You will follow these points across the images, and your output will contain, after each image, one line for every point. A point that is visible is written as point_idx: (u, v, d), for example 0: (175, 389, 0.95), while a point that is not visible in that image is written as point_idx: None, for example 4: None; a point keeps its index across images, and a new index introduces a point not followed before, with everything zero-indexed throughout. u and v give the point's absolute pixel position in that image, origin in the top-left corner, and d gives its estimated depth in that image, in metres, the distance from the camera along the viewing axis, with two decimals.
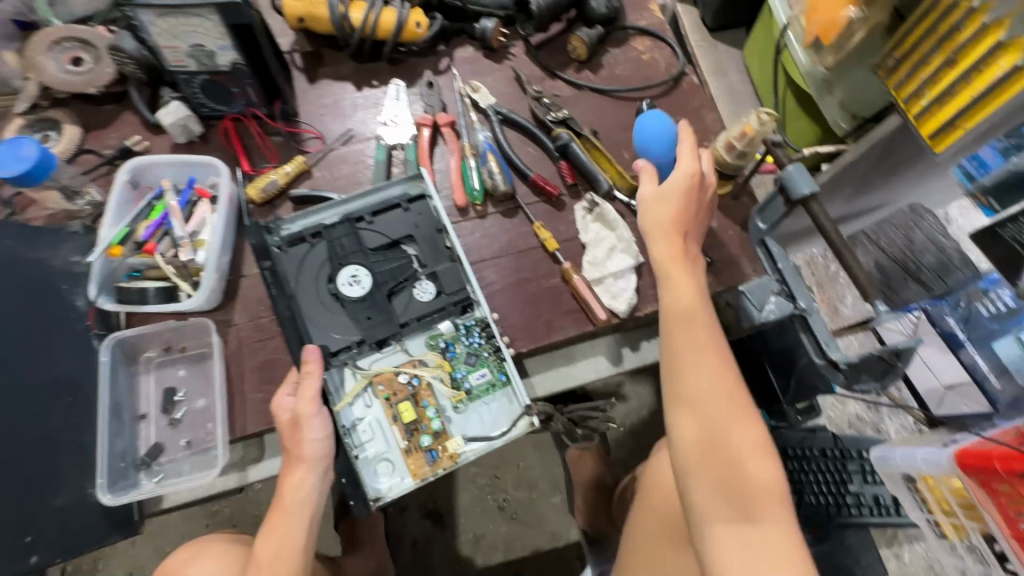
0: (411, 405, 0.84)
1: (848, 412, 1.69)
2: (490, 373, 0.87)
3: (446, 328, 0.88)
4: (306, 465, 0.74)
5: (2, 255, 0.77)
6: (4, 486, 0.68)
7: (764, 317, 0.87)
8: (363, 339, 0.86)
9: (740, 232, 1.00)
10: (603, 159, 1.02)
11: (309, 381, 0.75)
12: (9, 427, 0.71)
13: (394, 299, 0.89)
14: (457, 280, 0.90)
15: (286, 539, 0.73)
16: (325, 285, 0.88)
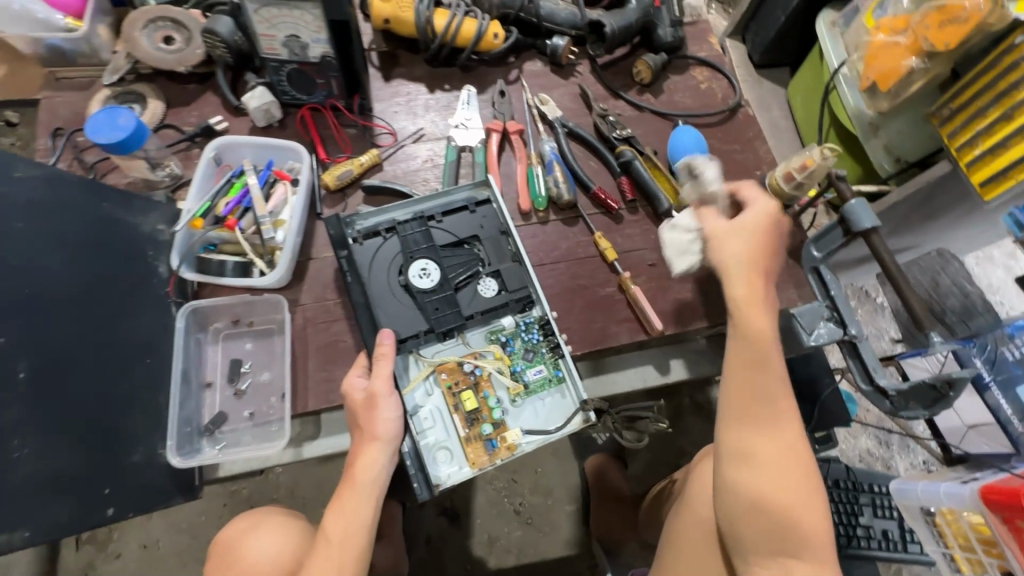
0: (472, 394, 0.85)
1: (859, 446, 1.72)
2: (546, 369, 0.88)
3: (508, 323, 0.90)
4: (379, 442, 0.77)
5: (102, 217, 0.80)
6: (92, 437, 0.70)
7: (814, 342, 0.90)
8: (429, 329, 0.88)
9: (788, 259, 1.06)
10: (663, 179, 1.08)
11: (383, 364, 0.79)
12: (98, 381, 0.73)
13: (460, 294, 0.91)
14: (519, 278, 0.92)
15: (355, 513, 0.77)
16: (396, 277, 0.90)
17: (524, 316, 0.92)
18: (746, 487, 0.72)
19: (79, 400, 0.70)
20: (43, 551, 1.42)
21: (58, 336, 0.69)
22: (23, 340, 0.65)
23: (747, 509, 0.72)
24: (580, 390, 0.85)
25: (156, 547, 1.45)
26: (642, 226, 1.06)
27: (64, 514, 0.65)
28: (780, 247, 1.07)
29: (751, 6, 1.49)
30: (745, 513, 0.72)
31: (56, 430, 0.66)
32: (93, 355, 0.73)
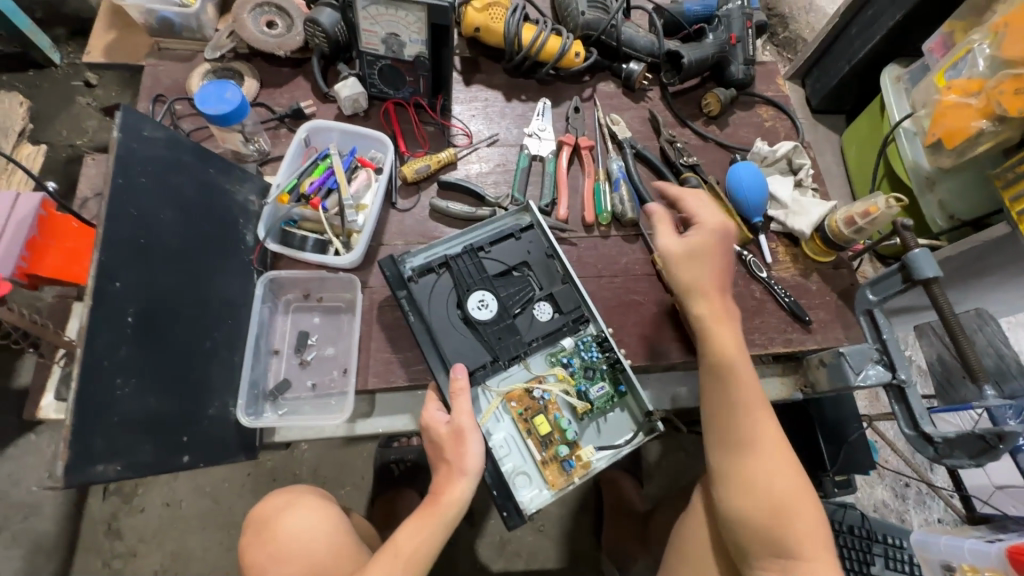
0: (544, 418, 0.89)
1: (875, 495, 1.72)
2: (608, 385, 0.91)
3: (567, 345, 0.93)
4: (467, 477, 0.81)
5: (206, 182, 0.85)
6: (177, 385, 0.74)
7: (862, 381, 0.92)
8: (494, 359, 0.90)
9: (836, 299, 1.09)
10: (724, 208, 1.12)
11: (461, 399, 0.83)
12: (187, 335, 0.78)
13: (518, 322, 0.92)
14: (574, 300, 0.94)
15: (427, 531, 0.82)
16: (455, 311, 0.91)
17: (582, 334, 0.94)
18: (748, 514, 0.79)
19: (171, 349, 0.75)
20: (72, 496, 1.46)
21: (160, 288, 0.74)
22: (132, 287, 0.70)
23: (751, 532, 0.79)
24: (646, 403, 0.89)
25: (178, 507, 1.48)
26: None
27: (149, 454, 0.69)
28: (831, 287, 1.10)
29: (816, 52, 1.53)
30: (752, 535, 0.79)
31: (148, 375, 0.70)
32: (186, 310, 0.78)
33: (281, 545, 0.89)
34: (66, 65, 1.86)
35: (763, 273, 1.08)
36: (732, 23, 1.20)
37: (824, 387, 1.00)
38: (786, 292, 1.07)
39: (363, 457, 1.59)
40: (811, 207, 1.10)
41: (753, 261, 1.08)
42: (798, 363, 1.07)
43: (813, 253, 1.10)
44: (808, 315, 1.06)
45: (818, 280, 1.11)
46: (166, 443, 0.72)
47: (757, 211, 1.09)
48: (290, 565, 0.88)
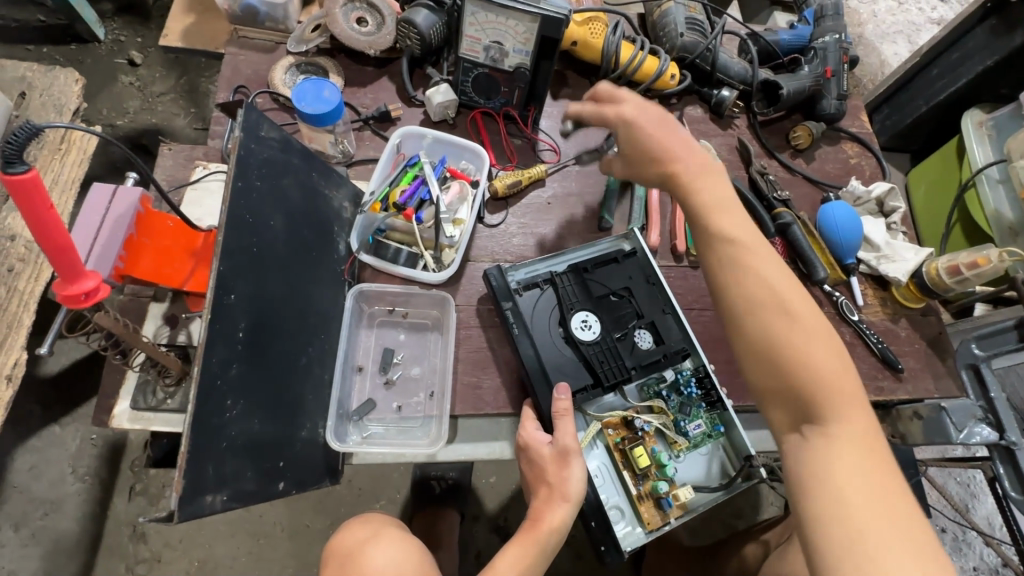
0: (643, 451, 0.84)
1: None
2: (706, 425, 0.86)
3: (668, 376, 0.88)
4: (568, 503, 0.76)
5: (309, 186, 0.80)
6: (277, 406, 0.69)
7: (964, 440, 0.89)
8: (597, 383, 0.86)
9: (926, 348, 1.06)
10: (818, 248, 1.09)
11: (565, 424, 0.79)
12: (287, 349, 0.73)
13: (618, 348, 0.88)
14: (676, 330, 0.90)
15: (525, 559, 0.75)
16: (557, 329, 0.88)
17: (680, 367, 0.89)
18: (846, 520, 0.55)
19: (274, 367, 0.70)
20: (97, 495, 1.39)
21: (267, 300, 0.70)
22: (244, 299, 0.65)
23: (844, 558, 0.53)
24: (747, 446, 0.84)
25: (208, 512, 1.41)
26: None
27: (251, 482, 0.64)
28: (920, 334, 1.07)
29: (891, 89, 1.50)
30: (817, 542, 0.55)
31: (254, 395, 0.65)
32: (287, 324, 0.73)
33: None
34: (110, 41, 1.79)
35: (854, 316, 1.05)
36: (829, 57, 1.17)
37: (917, 440, 0.97)
38: (879, 339, 1.04)
39: (400, 469, 1.54)
40: (903, 252, 1.08)
41: (845, 303, 1.06)
42: (885, 412, 1.05)
43: (903, 298, 1.08)
44: (899, 362, 1.03)
45: (907, 327, 1.08)
46: (265, 469, 0.67)
47: (851, 251, 1.06)
48: None
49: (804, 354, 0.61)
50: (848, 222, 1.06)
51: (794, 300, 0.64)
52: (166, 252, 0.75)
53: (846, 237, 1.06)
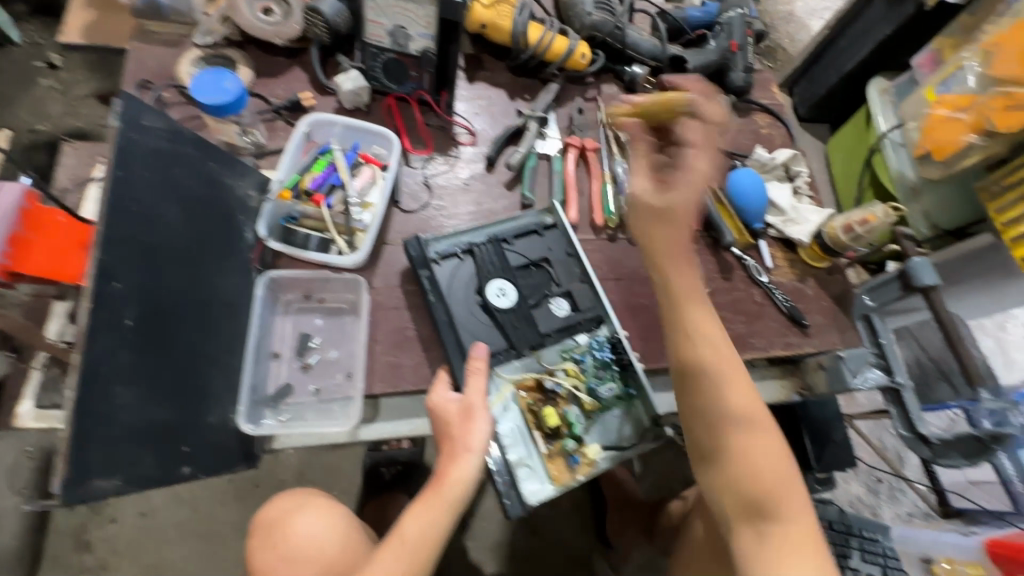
0: (553, 410, 0.87)
1: (851, 491, 1.77)
2: (617, 387, 0.90)
3: (582, 341, 0.92)
4: (471, 455, 0.79)
5: (206, 175, 0.80)
6: (178, 393, 0.70)
7: (860, 383, 0.95)
8: (510, 347, 0.90)
9: (832, 304, 1.11)
10: (727, 214, 1.13)
11: (476, 381, 0.82)
12: (188, 337, 0.73)
13: (534, 316, 0.93)
14: (591, 297, 0.94)
15: (432, 516, 0.80)
16: (473, 295, 0.92)
17: (596, 334, 0.93)
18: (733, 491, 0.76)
19: (173, 356, 0.70)
20: (36, 507, 1.36)
21: (163, 289, 0.70)
22: (132, 288, 0.65)
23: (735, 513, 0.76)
24: (655, 405, 0.88)
25: (156, 516, 1.40)
26: (701, 255, 1.12)
27: (150, 468, 0.65)
28: (827, 291, 1.13)
29: (806, 62, 1.56)
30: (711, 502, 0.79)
31: (149, 383, 0.66)
32: (189, 313, 0.74)
33: (288, 550, 0.89)
34: (27, 44, 1.73)
35: (763, 278, 1.10)
36: (734, 31, 1.21)
37: (821, 389, 1.03)
38: (786, 298, 1.10)
39: (351, 461, 1.54)
40: (807, 215, 1.13)
41: (753, 265, 1.11)
42: (797, 365, 1.11)
43: (810, 259, 1.13)
44: (806, 319, 1.09)
45: (815, 285, 1.13)
46: (166, 455, 0.67)
47: (758, 216, 1.11)
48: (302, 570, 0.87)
49: (711, 371, 0.77)
50: (753, 187, 1.10)
51: (690, 311, 0.77)
52: (62, 251, 0.78)
53: (750, 203, 1.10)
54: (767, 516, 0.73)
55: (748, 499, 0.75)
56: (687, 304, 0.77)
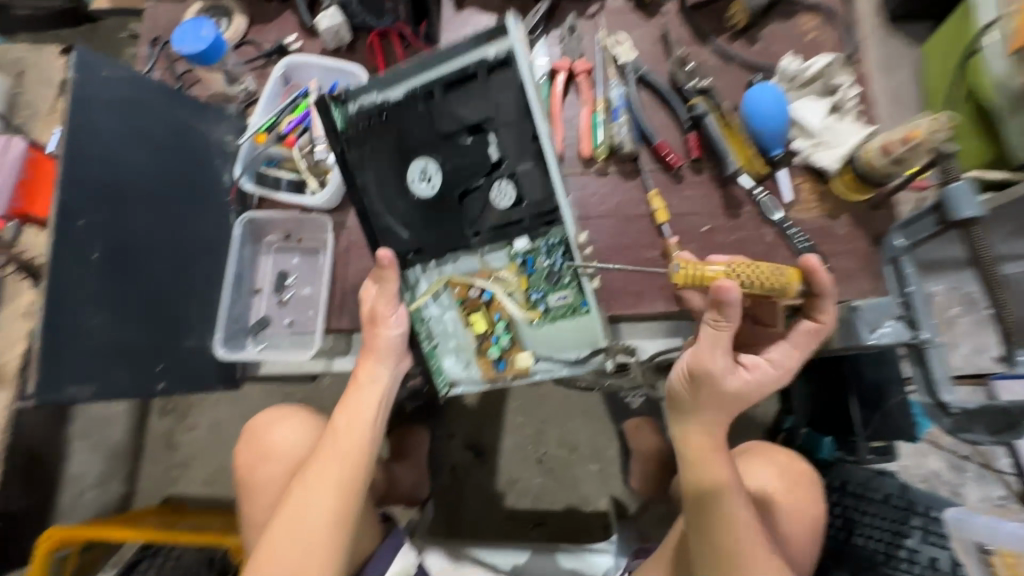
0: (482, 313, 0.89)
1: (927, 466, 1.53)
2: (571, 297, 0.85)
3: (524, 243, 0.83)
4: (379, 353, 0.87)
5: (177, 123, 0.87)
6: (153, 321, 0.81)
7: (874, 340, 0.80)
8: (428, 245, 0.86)
9: (867, 246, 0.93)
10: (736, 139, 0.98)
11: (388, 283, 0.84)
12: (161, 271, 0.83)
13: (466, 204, 0.83)
14: (540, 189, 0.79)
15: (360, 412, 0.87)
16: (395, 175, 0.84)
17: (547, 237, 0.82)
18: None
19: (143, 286, 0.80)
20: (137, 412, 1.66)
21: (130, 228, 0.79)
22: (97, 225, 0.74)
23: None
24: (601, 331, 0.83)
25: (225, 427, 1.65)
26: (703, 189, 0.98)
27: (123, 380, 0.76)
28: (864, 231, 0.94)
29: None
30: None
31: (119, 309, 0.76)
32: (158, 250, 0.83)
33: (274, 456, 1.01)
34: None
35: (776, 216, 0.94)
36: None
37: (834, 345, 0.88)
38: (803, 238, 0.94)
39: None
40: (844, 136, 0.93)
41: (767, 201, 0.95)
42: None
43: (843, 191, 0.94)
44: (827, 263, 0.93)
45: (848, 224, 0.95)
46: (140, 371, 0.78)
47: (777, 140, 0.94)
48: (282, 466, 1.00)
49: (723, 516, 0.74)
50: (771, 105, 0.93)
51: (701, 447, 0.77)
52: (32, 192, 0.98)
53: (765, 125, 0.93)
54: None
55: None
56: (709, 463, 0.76)
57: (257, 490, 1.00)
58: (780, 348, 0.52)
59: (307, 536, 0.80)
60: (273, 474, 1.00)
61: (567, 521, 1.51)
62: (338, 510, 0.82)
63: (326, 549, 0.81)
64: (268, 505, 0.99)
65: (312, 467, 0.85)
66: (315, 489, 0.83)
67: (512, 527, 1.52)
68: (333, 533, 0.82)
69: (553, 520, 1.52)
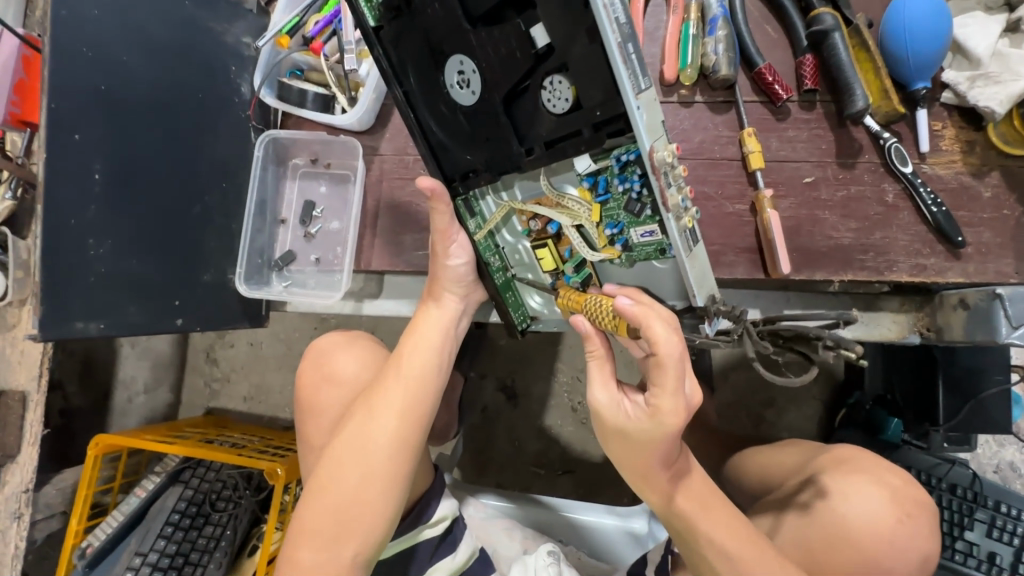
0: (550, 250, 0.67)
1: (1003, 455, 1.32)
2: (660, 235, 0.58)
3: (586, 166, 0.56)
4: (447, 289, 0.73)
5: (184, 18, 0.78)
6: (164, 253, 0.76)
7: (1019, 340, 0.65)
8: (489, 167, 0.61)
9: (1016, 215, 0.74)
10: (868, 66, 0.76)
11: (439, 216, 0.67)
12: (168, 195, 0.76)
13: (514, 113, 0.57)
14: (602, 84, 0.49)
15: (429, 337, 0.72)
16: (435, 82, 0.59)
17: (619, 150, 0.53)
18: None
19: (154, 211, 0.75)
20: None
21: (132, 147, 0.72)
22: (94, 140, 0.68)
23: None
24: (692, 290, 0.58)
25: (260, 348, 1.59)
26: (811, 129, 0.79)
27: (136, 315, 0.73)
28: (1017, 196, 0.75)
29: None
30: None
31: (127, 235, 0.72)
32: (171, 171, 0.76)
33: (321, 391, 0.78)
34: None
35: (907, 167, 0.75)
36: None
37: (955, 336, 0.73)
38: (936, 198, 0.74)
39: None
40: (1019, 68, 0.71)
41: (896, 149, 0.76)
42: (932, 298, 0.78)
43: (1000, 141, 0.74)
44: (963, 234, 0.74)
45: (996, 184, 0.75)
46: (155, 306, 0.75)
47: (924, 71, 0.73)
48: (331, 404, 0.77)
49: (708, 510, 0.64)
50: (925, 20, 0.71)
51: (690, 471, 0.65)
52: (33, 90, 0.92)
53: (911, 47, 0.72)
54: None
55: None
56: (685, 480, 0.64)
57: (309, 415, 0.78)
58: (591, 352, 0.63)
59: (370, 462, 0.64)
60: (332, 403, 0.77)
61: (599, 473, 1.40)
62: (407, 436, 0.66)
63: (389, 479, 0.64)
64: (321, 436, 0.76)
65: (377, 389, 0.68)
66: (381, 409, 0.66)
67: (539, 472, 1.43)
68: (399, 462, 0.65)
69: (583, 469, 1.41)
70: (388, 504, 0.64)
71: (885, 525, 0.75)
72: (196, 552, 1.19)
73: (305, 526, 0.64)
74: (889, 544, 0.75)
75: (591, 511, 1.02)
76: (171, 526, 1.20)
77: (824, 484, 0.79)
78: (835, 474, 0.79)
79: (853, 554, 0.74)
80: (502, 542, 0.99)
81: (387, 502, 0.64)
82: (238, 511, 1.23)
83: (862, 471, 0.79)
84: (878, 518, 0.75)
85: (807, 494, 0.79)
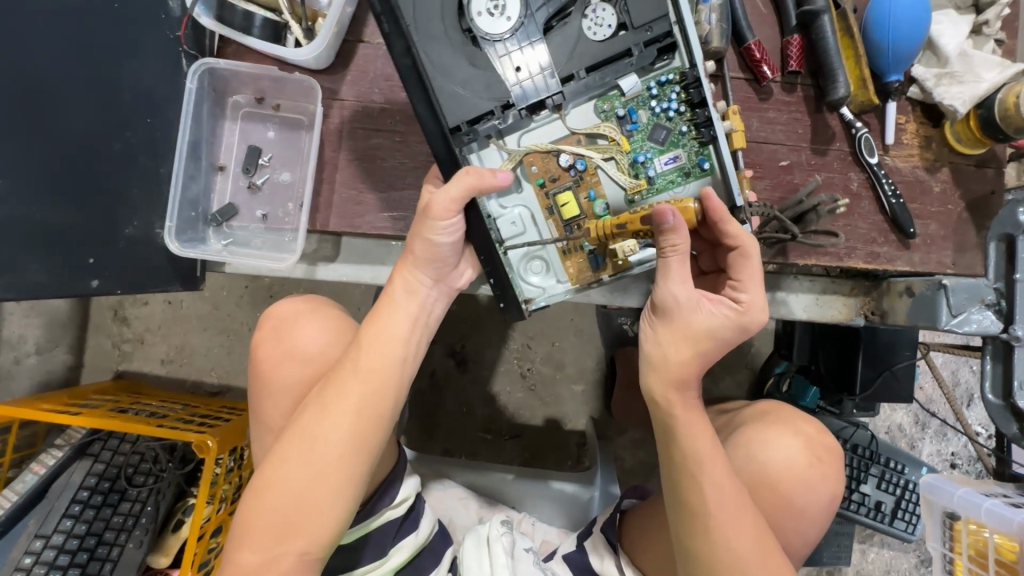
0: (572, 194, 0.71)
1: (893, 419, 1.46)
2: (684, 157, 0.70)
3: (630, 87, 0.68)
4: (421, 267, 0.65)
5: None
6: (75, 197, 0.64)
7: (958, 328, 0.72)
8: (517, 97, 0.66)
9: (959, 210, 0.79)
10: (850, 52, 0.77)
11: (452, 187, 0.60)
12: (81, 127, 0.64)
13: (551, 45, 0.66)
14: (648, 5, 0.63)
15: (394, 329, 0.63)
16: (456, 23, 0.65)
17: (655, 75, 0.68)
18: (713, 514, 0.61)
19: (60, 151, 0.63)
20: None
21: (21, 63, 0.58)
22: None
23: (695, 537, 0.62)
24: (735, 196, 0.68)
25: (180, 305, 1.40)
26: (791, 111, 0.80)
27: (42, 275, 0.61)
28: (961, 192, 0.80)
29: None
30: (688, 540, 0.63)
31: (27, 176, 0.60)
32: (81, 102, 0.64)
33: (276, 370, 0.70)
34: None
35: (873, 158, 0.78)
36: None
37: (898, 320, 0.79)
38: (895, 190, 0.78)
39: None
40: (980, 70, 0.75)
41: (866, 139, 0.78)
42: (880, 283, 0.83)
43: (954, 139, 0.78)
44: (914, 226, 0.78)
45: (945, 180, 0.80)
46: (65, 263, 0.64)
47: (900, 63, 0.75)
48: (288, 384, 0.70)
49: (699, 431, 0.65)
50: (909, 11, 0.73)
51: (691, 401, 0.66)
52: None
53: (892, 37, 0.74)
54: (708, 532, 0.61)
55: (699, 530, 0.62)
56: (677, 411, 0.65)
57: (266, 393, 0.71)
58: (666, 246, 0.62)
59: (320, 461, 0.58)
60: (291, 385, 0.70)
61: (546, 439, 1.41)
62: (364, 435, 0.60)
63: (341, 480, 0.59)
64: (278, 416, 0.70)
65: (333, 382, 0.61)
66: (335, 407, 0.60)
67: (486, 438, 1.41)
68: (353, 467, 0.60)
69: (530, 435, 1.41)
70: (342, 505, 0.59)
71: (819, 479, 0.77)
72: (111, 531, 1.07)
73: (251, 523, 0.58)
74: (803, 484, 0.76)
75: (567, 480, 1.06)
76: (79, 504, 1.07)
77: (756, 430, 0.79)
78: (765, 424, 0.80)
79: (773, 496, 0.76)
80: (457, 511, 0.99)
81: (341, 500, 0.59)
82: (160, 486, 1.11)
83: (780, 421, 0.80)
84: (808, 466, 0.77)
85: (737, 437, 0.79)
